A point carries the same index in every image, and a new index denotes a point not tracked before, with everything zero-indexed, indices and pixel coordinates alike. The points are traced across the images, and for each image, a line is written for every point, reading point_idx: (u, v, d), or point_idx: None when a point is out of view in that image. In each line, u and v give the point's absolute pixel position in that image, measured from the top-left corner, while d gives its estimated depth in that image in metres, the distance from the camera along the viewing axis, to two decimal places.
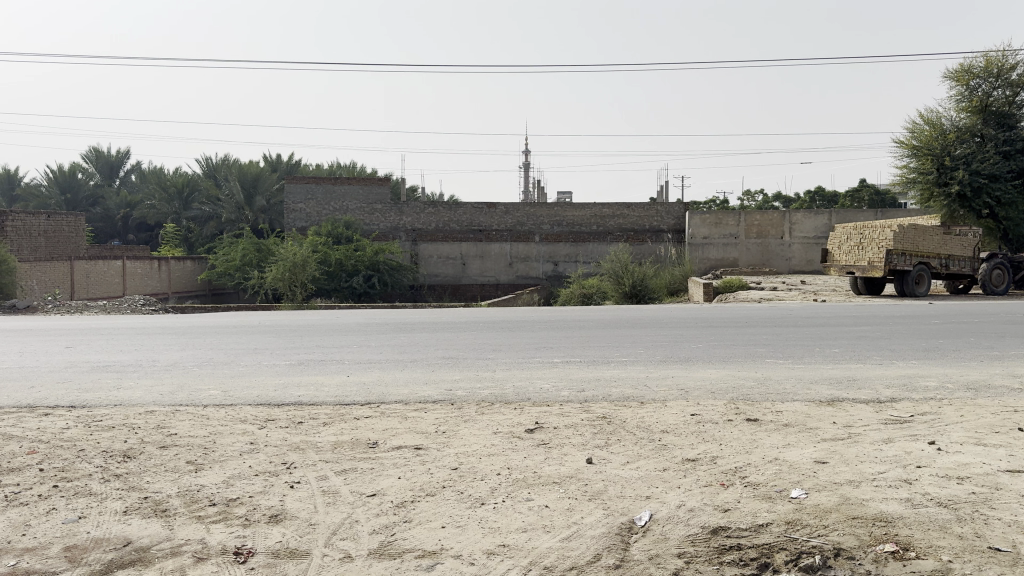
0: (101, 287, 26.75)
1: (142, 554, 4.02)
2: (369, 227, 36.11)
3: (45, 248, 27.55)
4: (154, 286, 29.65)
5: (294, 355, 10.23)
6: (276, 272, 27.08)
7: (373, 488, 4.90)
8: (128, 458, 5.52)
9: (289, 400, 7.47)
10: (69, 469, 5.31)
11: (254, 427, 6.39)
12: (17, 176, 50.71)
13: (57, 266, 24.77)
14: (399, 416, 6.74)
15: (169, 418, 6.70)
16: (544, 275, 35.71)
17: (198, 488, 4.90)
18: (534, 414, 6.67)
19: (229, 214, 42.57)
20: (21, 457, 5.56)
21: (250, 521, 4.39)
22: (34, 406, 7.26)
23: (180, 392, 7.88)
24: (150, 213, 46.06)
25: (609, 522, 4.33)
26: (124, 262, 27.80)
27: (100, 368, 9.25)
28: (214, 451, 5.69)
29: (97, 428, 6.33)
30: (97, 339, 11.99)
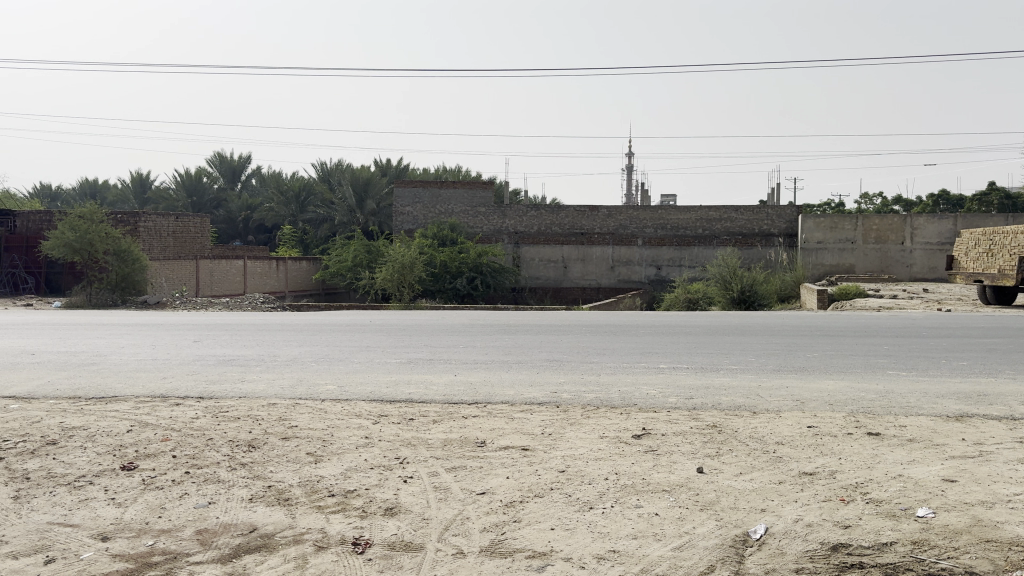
0: (225, 286, 28.22)
1: (267, 540, 4.22)
2: (474, 229, 36.66)
3: (174, 247, 29.32)
4: (272, 285, 31.00)
5: (404, 353, 10.50)
6: (386, 273, 27.83)
7: (483, 486, 4.97)
8: (253, 447, 5.82)
9: (400, 397, 7.67)
10: (199, 457, 5.63)
11: (368, 422, 6.61)
12: (149, 180, 54.19)
13: (184, 265, 26.39)
14: (506, 416, 6.82)
15: (290, 411, 7.02)
16: (647, 280, 35.22)
17: (318, 479, 5.11)
18: (642, 419, 6.60)
19: (342, 216, 44.17)
20: (156, 444, 5.94)
21: (367, 513, 4.54)
22: (167, 396, 7.74)
23: (298, 386, 8.23)
24: (268, 215, 48.23)
25: (722, 534, 4.23)
26: (245, 262, 29.18)
27: (225, 362, 9.76)
28: (333, 443, 5.92)
29: (224, 418, 6.69)
30: (222, 334, 12.64)
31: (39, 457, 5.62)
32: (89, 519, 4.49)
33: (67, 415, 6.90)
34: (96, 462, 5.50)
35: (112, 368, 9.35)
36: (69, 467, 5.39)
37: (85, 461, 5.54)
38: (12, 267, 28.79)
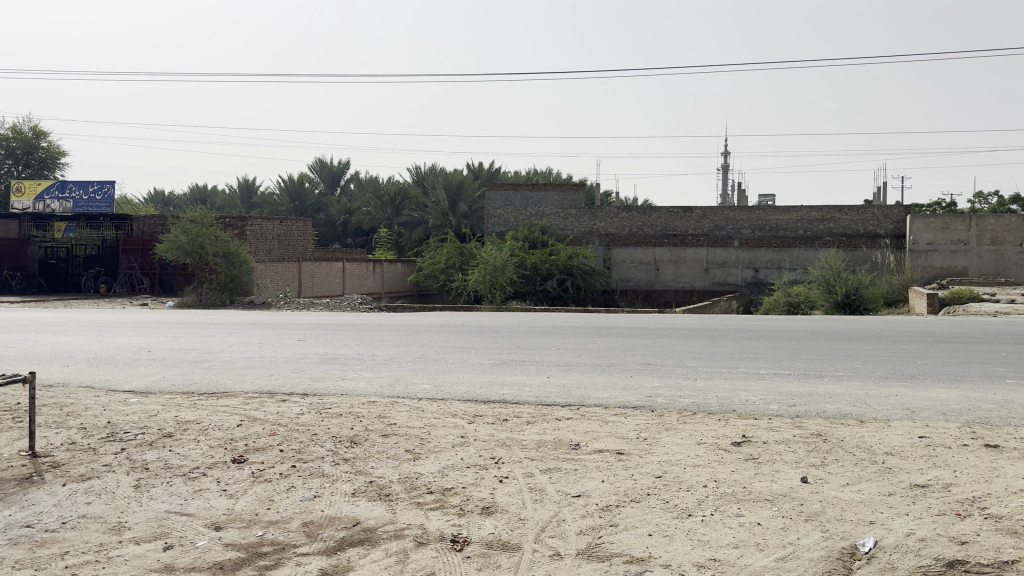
0: (324, 287, 29.14)
1: (369, 534, 4.34)
2: (564, 231, 36.64)
3: (278, 250, 30.51)
4: (369, 286, 31.80)
5: (498, 355, 10.60)
6: (478, 275, 28.13)
7: (579, 488, 4.96)
8: (355, 444, 6.00)
9: (494, 398, 7.75)
10: (305, 451, 5.85)
11: (464, 421, 6.70)
12: (254, 186, 56.67)
13: (286, 266, 27.47)
14: (600, 419, 6.79)
15: (389, 409, 7.20)
16: (743, 283, 34.34)
17: (417, 476, 5.22)
18: (741, 426, 6.44)
19: (435, 219, 44.97)
20: (264, 438, 6.21)
21: (465, 511, 4.61)
22: (273, 392, 8.07)
23: (396, 385, 8.43)
24: (365, 218, 49.55)
25: (828, 546, 4.09)
26: (344, 263, 30.03)
27: (327, 361, 10.09)
28: (430, 442, 6.04)
29: (328, 415, 6.93)
30: (322, 333, 13.07)
31: (157, 448, 5.96)
32: (203, 509, 4.72)
33: (182, 409, 7.28)
34: (208, 455, 5.79)
35: (222, 365, 9.82)
36: (184, 459, 5.69)
37: (199, 453, 5.83)
38: (129, 269, 30.59)
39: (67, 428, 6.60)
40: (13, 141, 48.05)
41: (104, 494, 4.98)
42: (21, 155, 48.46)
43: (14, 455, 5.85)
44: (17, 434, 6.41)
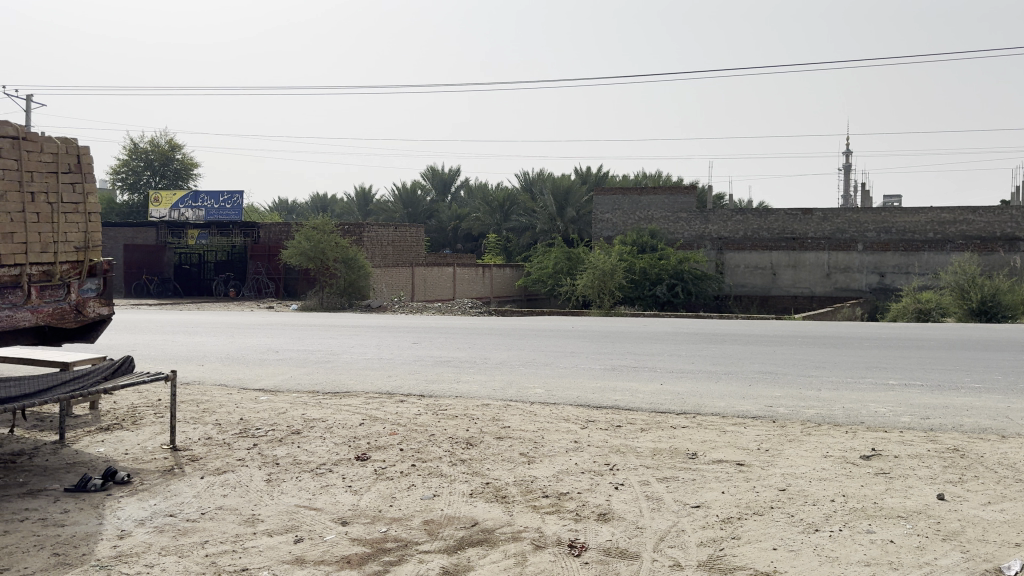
0: (436, 291, 29.81)
1: (488, 535, 4.40)
2: (675, 235, 36.04)
3: (393, 256, 31.46)
4: (480, 291, 32.29)
5: (610, 360, 10.52)
6: (588, 280, 28.04)
7: (697, 499, 4.86)
8: (470, 446, 6.10)
9: (606, 404, 7.70)
10: (424, 451, 6.00)
11: (578, 426, 6.70)
12: (371, 194, 58.71)
13: (400, 271, 28.32)
14: (719, 428, 6.63)
15: (502, 412, 7.28)
16: (868, 288, 32.70)
17: (532, 480, 5.26)
18: (870, 439, 6.14)
19: (543, 224, 45.14)
20: (385, 437, 6.41)
21: (581, 516, 4.61)
22: (392, 393, 8.32)
23: (509, 388, 8.53)
24: (475, 224, 50.36)
25: (970, 568, 3.84)
26: (455, 268, 30.57)
27: (442, 363, 10.31)
28: (544, 446, 6.06)
29: (444, 416, 7.08)
30: (438, 337, 13.37)
31: (286, 445, 6.26)
32: (330, 505, 4.91)
33: (307, 408, 7.61)
34: (333, 452, 6.03)
35: (342, 365, 10.21)
36: (311, 455, 5.95)
37: (324, 451, 6.08)
38: (258, 274, 32.36)
39: (204, 423, 7.03)
40: (152, 154, 51.72)
41: (239, 487, 5.26)
42: (159, 166, 51.99)
43: (158, 448, 6.28)
44: (160, 428, 6.89)
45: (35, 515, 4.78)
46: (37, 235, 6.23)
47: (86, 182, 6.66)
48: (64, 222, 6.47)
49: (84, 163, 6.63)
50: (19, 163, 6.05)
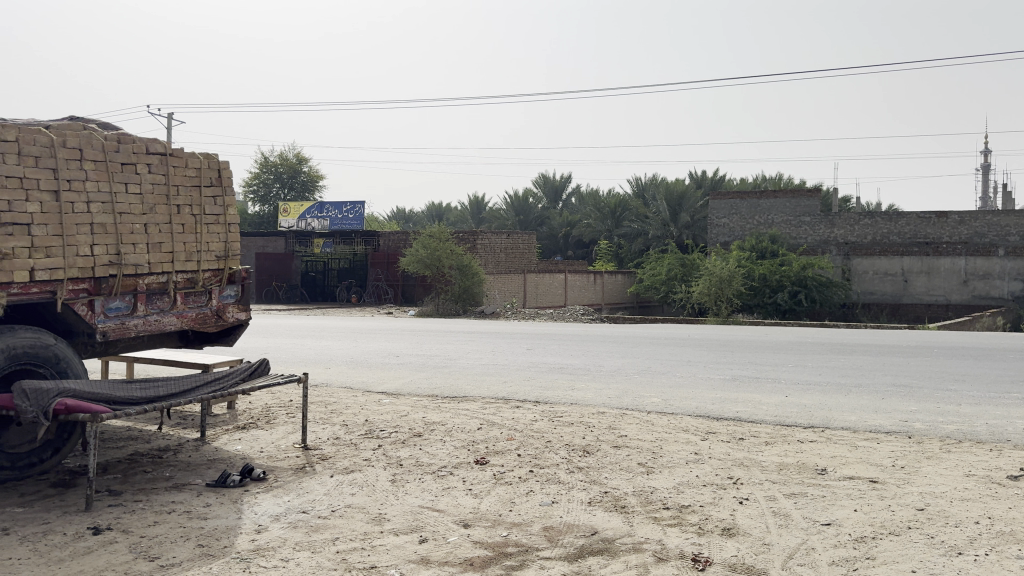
0: (548, 298, 29.94)
1: (608, 544, 4.37)
2: (797, 240, 34.72)
3: (505, 262, 31.82)
4: (591, 297, 32.17)
5: (731, 370, 10.24)
6: (703, 287, 27.37)
7: (828, 517, 4.66)
8: (588, 453, 6.08)
9: (727, 415, 7.50)
10: (541, 457, 6.03)
11: (698, 437, 6.57)
12: (484, 202, 59.72)
13: (512, 278, 28.70)
14: (849, 443, 6.34)
15: (619, 420, 7.23)
16: (1010, 296, 30.70)
17: (652, 491, 5.19)
18: (1018, 459, 5.71)
19: (656, 230, 44.51)
20: (502, 442, 6.49)
21: (704, 530, 4.52)
22: (508, 399, 8.41)
23: (626, 397, 8.44)
24: (587, 231, 50.24)
25: None
26: (566, 275, 30.54)
27: (557, 370, 10.35)
28: (663, 456, 5.98)
29: (560, 423, 7.10)
30: (551, 344, 13.42)
31: (408, 446, 6.45)
32: (452, 507, 5.02)
33: (427, 411, 7.81)
34: (453, 455, 6.15)
35: (459, 370, 10.42)
36: (433, 458, 6.10)
37: (445, 454, 6.21)
38: (377, 280, 33.47)
39: (332, 424, 7.33)
40: (281, 167, 54.68)
41: (365, 487, 5.46)
42: (287, 178, 54.83)
43: (289, 447, 6.60)
44: (290, 428, 7.24)
45: (181, 507, 5.12)
46: (182, 244, 6.69)
47: (226, 194, 7.09)
48: (207, 232, 6.91)
49: (224, 177, 7.06)
50: (166, 178, 6.53)
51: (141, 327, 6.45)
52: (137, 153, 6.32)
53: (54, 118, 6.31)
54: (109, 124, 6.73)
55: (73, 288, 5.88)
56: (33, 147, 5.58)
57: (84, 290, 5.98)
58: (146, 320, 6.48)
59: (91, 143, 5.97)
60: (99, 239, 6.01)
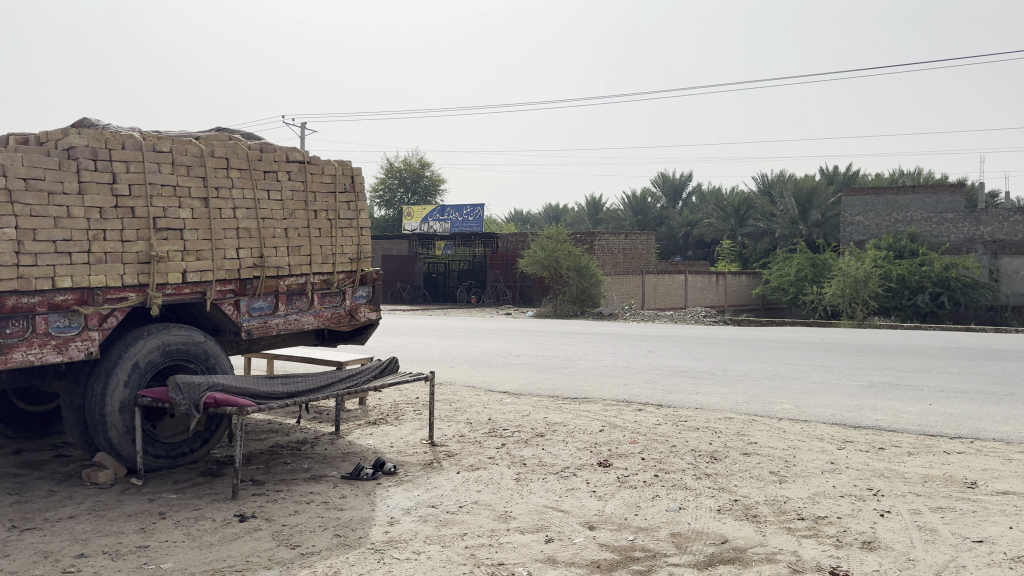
0: (667, 299, 29.45)
1: (739, 554, 4.25)
2: (938, 239, 32.65)
3: (624, 263, 31.55)
4: (713, 299, 31.41)
5: (867, 376, 9.72)
6: (835, 289, 26.14)
7: (980, 534, 4.35)
8: (715, 460, 5.94)
9: (864, 424, 7.13)
10: (667, 462, 5.94)
11: (833, 446, 6.28)
12: (602, 203, 59.42)
13: (630, 279, 28.43)
14: (1002, 456, 5.89)
15: (748, 427, 7.01)
16: None
17: (785, 500, 5.01)
18: None
19: (783, 229, 42.84)
20: (626, 445, 6.43)
21: (843, 542, 4.31)
22: (630, 401, 8.33)
23: (754, 402, 8.18)
24: (708, 230, 49.10)
25: None
26: (687, 275, 29.93)
27: (680, 373, 10.16)
28: (796, 465, 5.75)
29: (685, 428, 6.96)
30: (674, 346, 13.18)
31: (531, 446, 6.50)
32: (577, 508, 5.03)
33: (548, 411, 7.85)
34: (577, 456, 6.15)
35: (581, 372, 10.41)
36: (556, 458, 6.12)
37: (568, 454, 6.22)
38: (496, 282, 33.97)
39: (457, 422, 7.50)
40: (405, 172, 56.38)
41: (491, 484, 5.55)
42: (411, 183, 56.49)
43: (416, 443, 6.80)
44: (417, 425, 7.45)
45: (318, 498, 5.37)
46: (319, 247, 7.02)
47: (359, 200, 7.38)
48: (341, 235, 7.22)
49: (357, 183, 7.36)
50: (304, 185, 6.89)
51: (281, 325, 6.80)
52: (277, 161, 6.69)
53: (204, 131, 6.78)
54: (252, 135, 7.15)
55: (221, 289, 6.28)
56: (185, 157, 6.02)
57: (230, 290, 6.37)
58: (286, 319, 6.83)
59: (236, 153, 6.37)
60: (244, 242, 6.40)
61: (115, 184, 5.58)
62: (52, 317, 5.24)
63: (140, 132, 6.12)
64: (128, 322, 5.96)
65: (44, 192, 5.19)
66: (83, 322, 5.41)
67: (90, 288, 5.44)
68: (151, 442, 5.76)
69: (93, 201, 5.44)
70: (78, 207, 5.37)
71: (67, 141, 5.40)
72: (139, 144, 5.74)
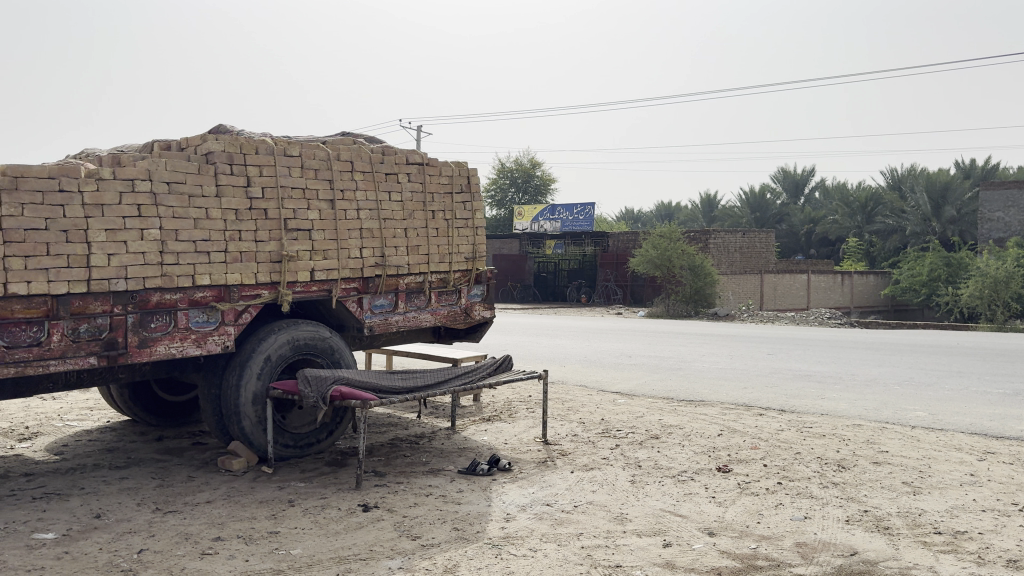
0: (787, 300, 28.43)
1: (870, 567, 4.04)
2: None
3: (741, 262, 30.66)
4: (837, 300, 30.06)
5: (1010, 384, 9.05)
6: (973, 289, 24.47)
7: None
8: (843, 468, 5.67)
9: (1009, 434, 6.63)
10: (790, 469, 5.72)
11: (973, 457, 5.88)
12: (717, 200, 57.96)
13: (748, 279, 27.58)
14: None
15: (878, 434, 6.66)
16: None
17: (920, 513, 4.72)
18: None
19: (915, 226, 40.40)
20: (746, 450, 6.24)
21: (985, 560, 4.03)
22: (750, 406, 8.08)
23: (884, 409, 7.76)
24: (832, 227, 47.02)
25: None
26: (809, 275, 28.80)
27: (803, 377, 9.76)
28: (931, 476, 5.41)
29: (809, 434, 6.69)
30: (797, 349, 12.67)
31: (647, 448, 6.41)
32: (695, 513, 4.92)
33: (664, 413, 7.72)
34: (694, 460, 6.02)
35: (698, 374, 10.17)
36: (672, 462, 6.01)
37: (685, 458, 6.09)
38: (607, 281, 33.76)
39: (570, 421, 7.49)
40: (516, 172, 56.89)
41: (606, 485, 5.51)
42: (522, 183, 56.98)
43: (530, 440, 6.83)
44: (531, 423, 7.49)
45: (437, 491, 5.49)
46: (436, 247, 7.17)
47: (475, 200, 7.48)
48: (457, 235, 7.35)
49: (473, 183, 7.47)
50: (423, 186, 7.05)
51: (401, 323, 6.99)
52: (398, 164, 6.88)
53: (329, 135, 7.04)
54: (374, 138, 7.37)
55: (346, 287, 6.51)
56: (313, 161, 6.28)
57: (354, 288, 6.60)
58: (405, 317, 7.01)
59: (359, 156, 6.59)
60: (367, 242, 6.62)
61: (249, 187, 5.89)
62: (192, 313, 5.59)
63: (271, 137, 6.42)
64: (261, 318, 6.28)
65: (185, 196, 5.54)
66: (221, 318, 5.75)
67: (226, 286, 5.76)
68: (281, 432, 6.05)
69: (229, 203, 5.76)
70: (216, 209, 5.69)
71: (206, 146, 5.74)
72: (271, 148, 6.02)
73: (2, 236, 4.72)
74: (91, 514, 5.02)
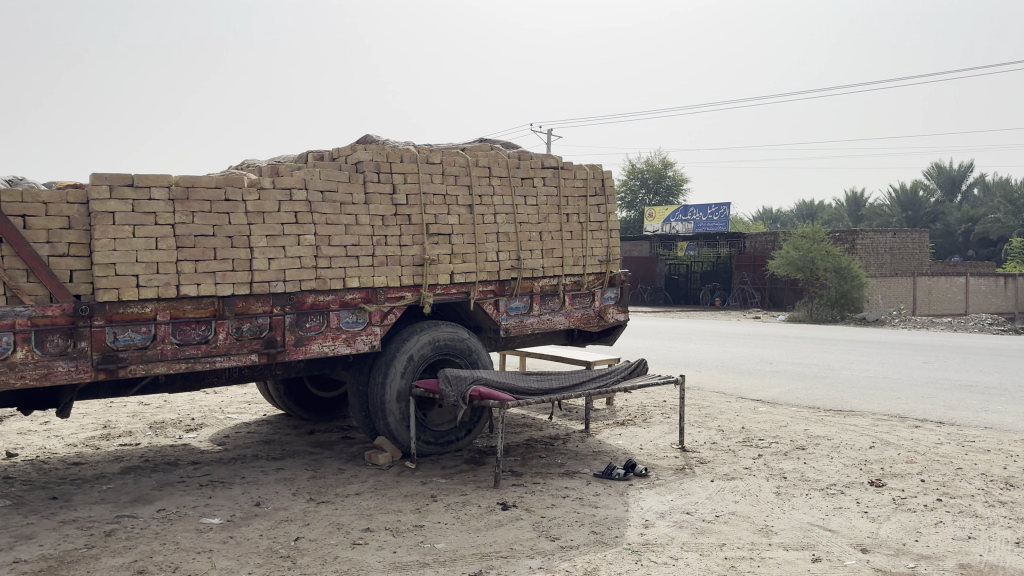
0: (942, 305, 26.52)
1: None
2: None
3: (891, 264, 28.90)
4: (1000, 305, 27.73)
5: None
6: None
7: None
8: (1012, 486, 5.24)
9: None
10: (950, 485, 5.35)
11: None
12: (863, 198, 54.94)
13: (899, 282, 25.92)
14: None
15: None
16: None
17: None
18: None
19: None
20: (901, 464, 5.88)
21: None
22: (905, 417, 7.61)
23: None
24: (994, 226, 43.48)
25: None
26: (968, 278, 26.71)
27: (965, 388, 9.07)
28: None
29: (972, 449, 6.22)
30: (957, 357, 11.78)
31: (792, 459, 6.17)
32: (846, 528, 4.69)
33: (809, 423, 7.39)
34: (844, 473, 5.74)
35: (845, 382, 9.66)
36: (820, 474, 5.75)
37: (834, 470, 5.82)
38: (742, 284, 32.78)
39: (708, 428, 7.32)
40: (647, 173, 56.21)
41: (749, 496, 5.34)
42: (653, 183, 56.22)
43: (667, 446, 6.73)
44: (667, 428, 7.38)
45: (574, 493, 5.51)
46: (571, 249, 7.20)
47: (609, 202, 7.46)
48: (591, 238, 7.35)
49: (608, 186, 7.46)
50: (558, 189, 7.11)
51: (537, 325, 7.06)
52: (534, 168, 6.96)
53: (468, 141, 7.23)
54: (510, 143, 7.51)
55: (483, 289, 6.66)
56: (453, 167, 6.47)
57: (491, 291, 6.74)
58: (541, 319, 7.08)
59: (497, 162, 6.73)
60: (504, 245, 6.74)
61: (394, 195, 6.14)
62: (343, 313, 5.88)
63: (414, 146, 6.67)
64: (405, 318, 6.52)
65: (337, 203, 5.84)
66: (368, 319, 6.02)
67: (374, 287, 6.03)
68: (423, 429, 6.26)
69: (376, 210, 6.03)
70: (364, 215, 5.97)
71: (356, 156, 6.04)
72: (414, 157, 6.25)
73: (176, 241, 5.16)
74: (252, 501, 5.39)
